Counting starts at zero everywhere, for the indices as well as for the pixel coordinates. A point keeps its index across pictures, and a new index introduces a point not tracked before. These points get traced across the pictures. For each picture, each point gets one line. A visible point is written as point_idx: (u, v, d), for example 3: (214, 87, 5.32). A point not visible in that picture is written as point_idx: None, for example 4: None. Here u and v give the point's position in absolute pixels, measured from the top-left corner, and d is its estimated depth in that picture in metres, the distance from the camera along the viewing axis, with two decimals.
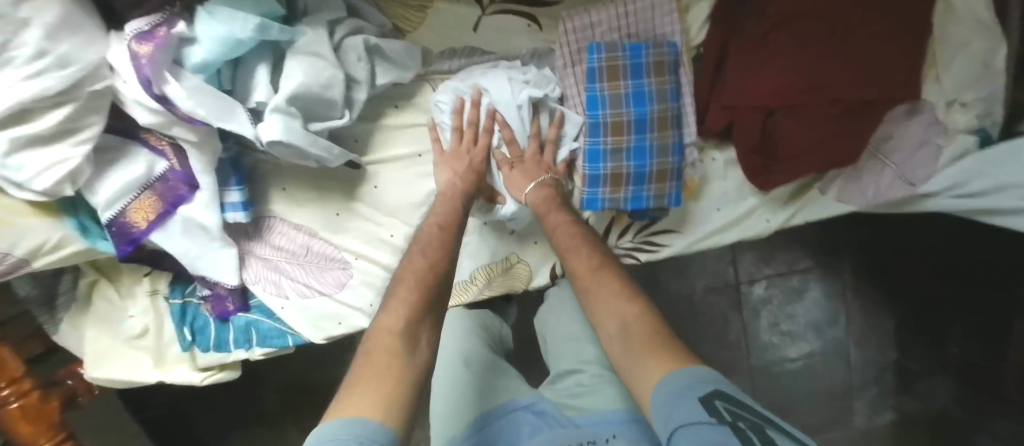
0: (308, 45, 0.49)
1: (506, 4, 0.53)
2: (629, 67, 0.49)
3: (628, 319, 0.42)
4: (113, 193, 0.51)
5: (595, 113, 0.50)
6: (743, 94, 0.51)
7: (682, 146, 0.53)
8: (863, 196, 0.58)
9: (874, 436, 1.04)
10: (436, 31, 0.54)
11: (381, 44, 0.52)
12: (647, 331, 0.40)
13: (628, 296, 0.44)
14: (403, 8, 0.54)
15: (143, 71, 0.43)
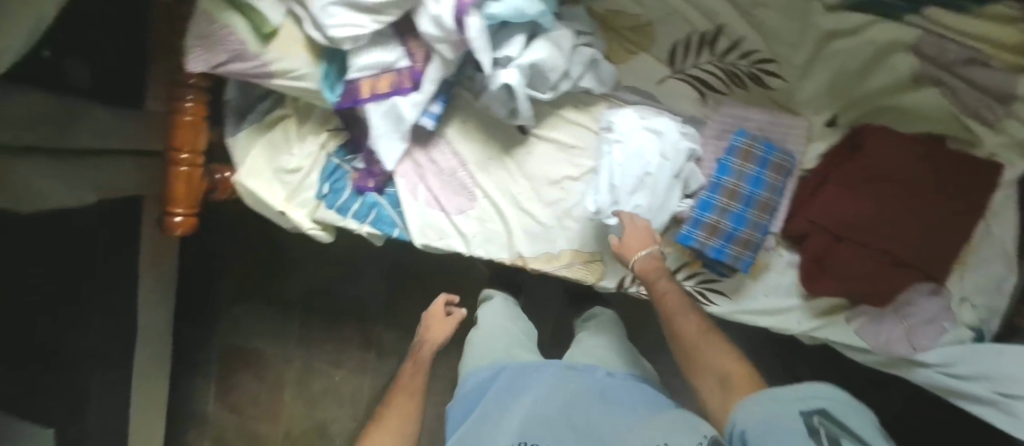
0: (557, 38, 0.66)
1: (690, 79, 0.71)
2: (759, 157, 0.66)
3: (693, 339, 0.55)
4: (369, 63, 0.68)
5: (721, 177, 0.67)
6: (828, 218, 0.67)
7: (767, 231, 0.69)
8: (876, 338, 0.73)
9: None
10: (632, 72, 0.72)
11: (601, 62, 0.69)
12: (746, 377, 0.48)
13: (727, 351, 0.52)
14: (619, 46, 0.72)
15: (463, 2, 0.60)
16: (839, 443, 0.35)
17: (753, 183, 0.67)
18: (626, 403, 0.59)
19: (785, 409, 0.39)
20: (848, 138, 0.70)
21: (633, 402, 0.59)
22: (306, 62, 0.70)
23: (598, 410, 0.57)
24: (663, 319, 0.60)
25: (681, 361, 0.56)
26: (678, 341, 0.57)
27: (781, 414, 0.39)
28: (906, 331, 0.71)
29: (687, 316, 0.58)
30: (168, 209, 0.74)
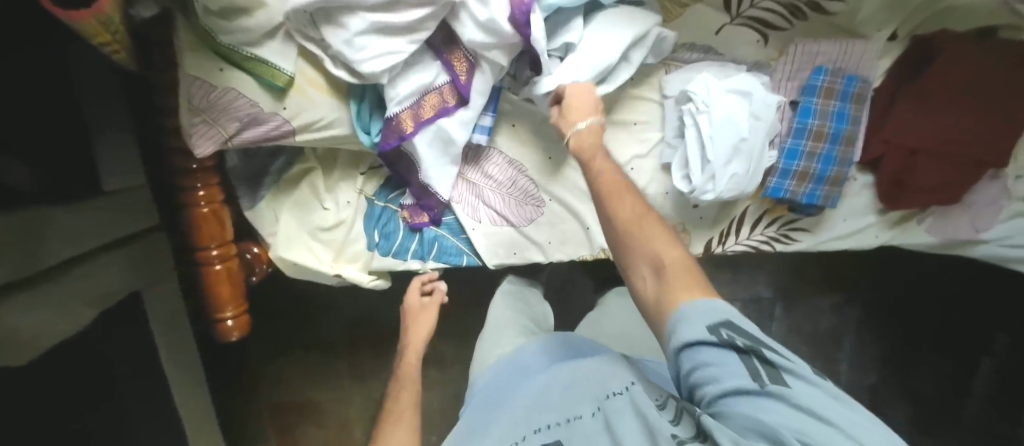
0: (620, 14, 0.59)
1: (750, 21, 0.66)
2: (841, 92, 0.65)
3: (629, 224, 0.47)
4: (408, 91, 0.57)
5: (805, 120, 0.65)
6: (903, 136, 0.68)
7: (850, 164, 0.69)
8: (943, 231, 0.78)
9: None
10: (687, 28, 0.66)
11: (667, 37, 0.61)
12: (687, 270, 0.42)
13: (672, 241, 0.45)
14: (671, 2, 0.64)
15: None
16: (766, 360, 0.35)
17: (836, 120, 0.65)
18: (591, 372, 0.54)
19: (695, 329, 0.37)
20: (913, 49, 0.69)
21: (601, 368, 0.54)
22: (332, 106, 0.57)
23: (563, 391, 0.53)
24: (596, 203, 0.51)
25: (614, 249, 0.49)
26: (612, 232, 0.48)
27: (698, 349, 0.37)
28: (970, 218, 0.77)
29: (622, 196, 0.49)
30: (216, 315, 0.62)
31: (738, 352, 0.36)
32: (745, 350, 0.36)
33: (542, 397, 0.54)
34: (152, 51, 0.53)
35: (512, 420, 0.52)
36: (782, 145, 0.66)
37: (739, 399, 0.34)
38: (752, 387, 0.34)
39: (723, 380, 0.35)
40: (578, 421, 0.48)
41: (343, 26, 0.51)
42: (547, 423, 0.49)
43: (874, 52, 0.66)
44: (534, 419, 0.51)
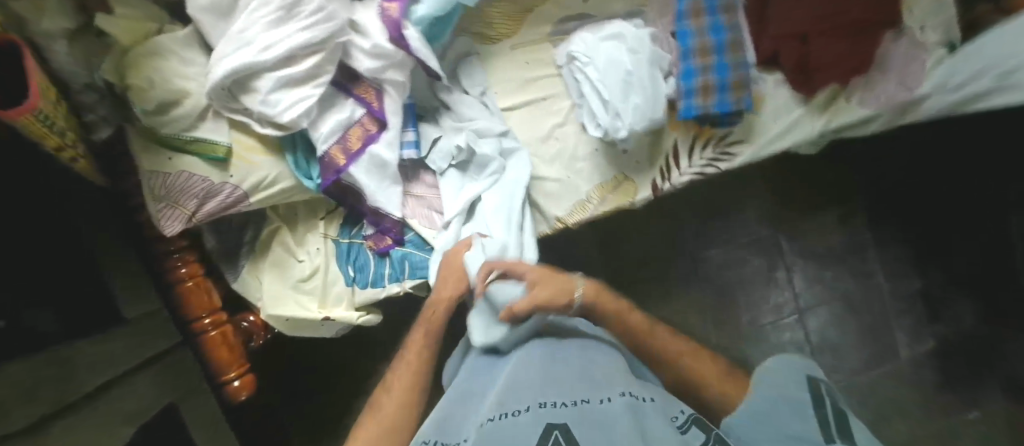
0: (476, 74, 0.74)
1: None
2: (708, 7, 0.71)
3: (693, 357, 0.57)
4: (330, 129, 0.66)
5: (686, 42, 0.70)
6: (786, 26, 0.73)
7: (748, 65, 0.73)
8: (877, 100, 0.78)
9: (921, 362, 1.21)
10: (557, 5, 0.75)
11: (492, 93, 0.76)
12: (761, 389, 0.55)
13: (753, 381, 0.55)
14: None
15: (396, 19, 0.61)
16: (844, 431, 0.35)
17: (715, 34, 0.71)
18: (598, 373, 0.46)
19: (791, 379, 0.41)
20: None
21: (612, 372, 0.47)
22: (271, 163, 0.66)
23: (568, 378, 0.45)
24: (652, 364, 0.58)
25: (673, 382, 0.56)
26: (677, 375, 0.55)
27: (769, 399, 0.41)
28: (897, 73, 0.77)
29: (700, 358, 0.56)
30: (222, 379, 0.68)
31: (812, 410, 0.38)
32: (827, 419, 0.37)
33: (546, 377, 0.45)
34: (118, 165, 0.64)
35: (508, 398, 0.43)
36: (677, 70, 0.71)
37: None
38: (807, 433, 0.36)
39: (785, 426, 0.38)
40: (586, 406, 0.40)
41: (256, 89, 0.60)
42: (552, 402, 0.41)
43: None
44: (539, 392, 0.43)
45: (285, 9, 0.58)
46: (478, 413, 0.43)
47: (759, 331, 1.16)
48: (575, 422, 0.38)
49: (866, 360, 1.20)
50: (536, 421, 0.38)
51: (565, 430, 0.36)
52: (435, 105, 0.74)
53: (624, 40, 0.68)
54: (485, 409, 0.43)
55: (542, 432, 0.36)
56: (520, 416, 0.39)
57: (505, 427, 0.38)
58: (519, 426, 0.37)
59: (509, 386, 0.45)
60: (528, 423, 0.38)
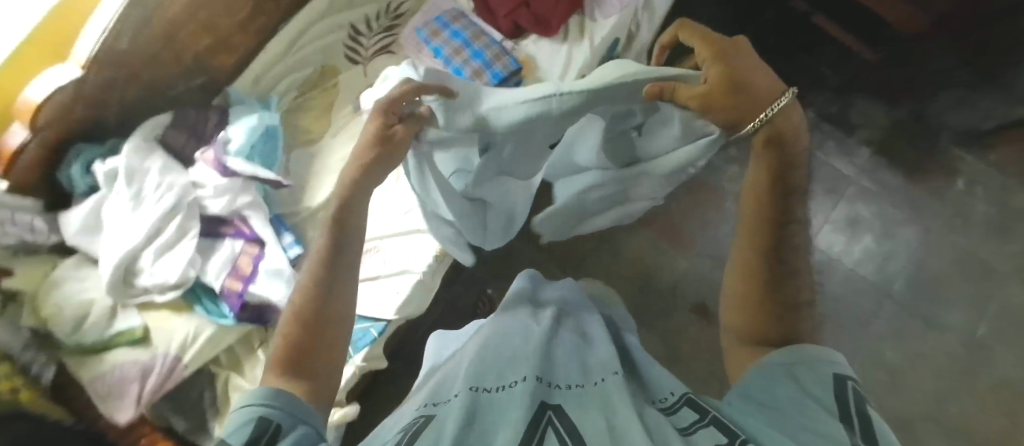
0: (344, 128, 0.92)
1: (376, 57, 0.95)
2: (439, 25, 0.92)
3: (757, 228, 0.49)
4: (219, 266, 0.78)
5: (440, 55, 0.91)
6: (509, 3, 0.93)
7: (497, 42, 0.93)
8: (613, 8, 0.94)
9: (874, 168, 1.20)
10: (350, 90, 0.94)
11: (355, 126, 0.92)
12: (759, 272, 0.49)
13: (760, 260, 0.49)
14: (323, 92, 0.94)
15: (216, 160, 0.78)
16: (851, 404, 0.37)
17: (457, 38, 0.91)
18: (587, 361, 0.49)
19: (812, 375, 0.40)
20: None
21: (604, 360, 0.49)
22: (186, 321, 0.76)
23: (564, 364, 0.47)
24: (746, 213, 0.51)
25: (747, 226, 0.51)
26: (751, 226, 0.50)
27: (789, 374, 0.41)
28: None
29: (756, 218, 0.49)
30: None
31: (837, 399, 0.37)
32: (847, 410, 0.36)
33: (541, 355, 0.47)
34: None
35: (499, 373, 0.44)
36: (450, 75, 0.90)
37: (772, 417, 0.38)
38: (821, 422, 0.35)
39: (792, 401, 0.38)
40: (583, 387, 0.42)
41: (140, 269, 0.73)
42: (547, 381, 0.42)
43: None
44: (535, 366, 0.44)
45: (135, 197, 0.73)
46: (464, 377, 0.43)
47: (711, 228, 1.23)
48: (566, 406, 0.38)
49: (823, 193, 1.21)
50: (532, 395, 0.39)
51: (556, 414, 0.37)
52: (298, 206, 0.88)
53: (390, 75, 0.88)
54: (475, 376, 0.44)
55: (535, 409, 0.37)
56: (519, 384, 0.41)
57: (485, 400, 0.39)
58: (515, 399, 0.38)
59: (506, 363, 0.46)
60: (525, 392, 0.39)
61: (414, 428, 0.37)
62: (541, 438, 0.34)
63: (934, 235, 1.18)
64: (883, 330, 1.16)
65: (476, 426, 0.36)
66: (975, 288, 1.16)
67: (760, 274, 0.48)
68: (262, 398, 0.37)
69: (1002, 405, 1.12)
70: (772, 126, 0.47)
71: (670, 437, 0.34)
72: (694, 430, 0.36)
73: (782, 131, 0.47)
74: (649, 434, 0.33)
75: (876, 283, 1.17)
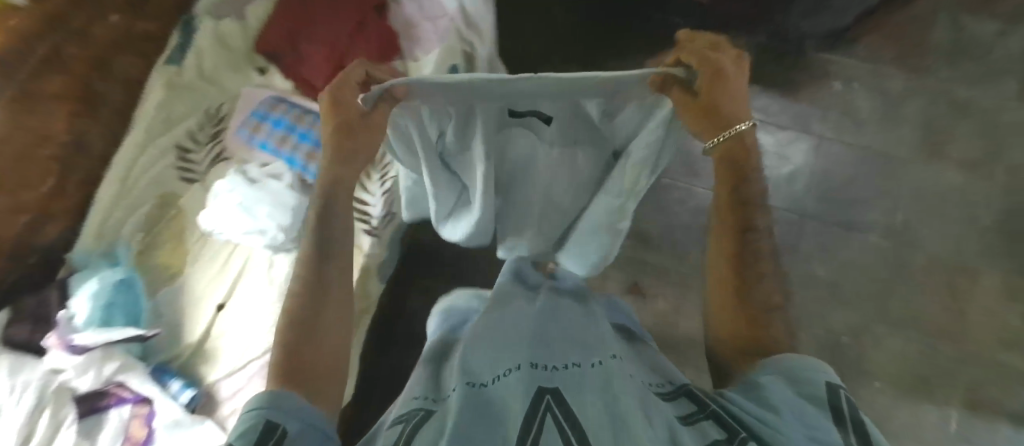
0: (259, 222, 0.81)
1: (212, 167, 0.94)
2: (257, 118, 0.89)
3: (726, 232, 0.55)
4: (110, 438, 0.76)
5: (268, 148, 0.88)
6: (323, 71, 0.89)
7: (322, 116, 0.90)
8: (432, 41, 0.92)
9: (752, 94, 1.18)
10: (196, 208, 0.93)
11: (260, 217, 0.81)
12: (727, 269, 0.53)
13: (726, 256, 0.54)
14: (171, 219, 0.93)
15: (65, 341, 0.76)
16: (852, 414, 0.37)
17: (280, 126, 0.88)
18: (584, 339, 0.53)
19: (809, 382, 0.40)
20: (275, 56, 0.94)
21: (605, 339, 0.53)
22: None
23: (563, 345, 0.51)
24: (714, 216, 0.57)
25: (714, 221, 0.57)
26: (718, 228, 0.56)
27: (788, 382, 0.41)
28: (419, 12, 0.94)
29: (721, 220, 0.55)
30: None
31: (829, 404, 0.38)
32: (842, 415, 0.37)
33: (535, 343, 0.51)
34: None
35: (489, 365, 0.48)
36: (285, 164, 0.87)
37: (773, 419, 0.38)
38: (817, 422, 0.36)
39: (790, 406, 0.38)
40: (577, 369, 0.45)
41: None
42: (542, 367, 0.46)
43: (255, 88, 0.94)
44: (528, 356, 0.48)
45: None
46: (460, 372, 0.47)
47: None
48: (564, 388, 0.42)
49: None
50: (529, 383, 0.42)
51: (555, 394, 0.40)
52: (178, 346, 0.86)
53: (219, 187, 0.84)
54: (483, 365, 0.47)
55: (534, 394, 0.40)
56: (510, 375, 0.44)
57: (484, 393, 0.42)
58: (516, 382, 0.42)
59: (506, 351, 0.49)
60: (520, 382, 0.42)
61: (415, 421, 0.40)
62: (540, 419, 0.37)
63: (831, 140, 1.15)
64: (809, 248, 1.12)
65: (486, 411, 0.39)
66: (888, 180, 1.14)
67: (722, 278, 0.54)
68: (264, 400, 0.38)
69: (941, 282, 1.10)
70: (735, 139, 0.53)
71: (675, 426, 0.37)
72: (694, 421, 0.39)
73: (737, 150, 0.54)
74: (649, 420, 0.37)
75: (791, 206, 1.14)
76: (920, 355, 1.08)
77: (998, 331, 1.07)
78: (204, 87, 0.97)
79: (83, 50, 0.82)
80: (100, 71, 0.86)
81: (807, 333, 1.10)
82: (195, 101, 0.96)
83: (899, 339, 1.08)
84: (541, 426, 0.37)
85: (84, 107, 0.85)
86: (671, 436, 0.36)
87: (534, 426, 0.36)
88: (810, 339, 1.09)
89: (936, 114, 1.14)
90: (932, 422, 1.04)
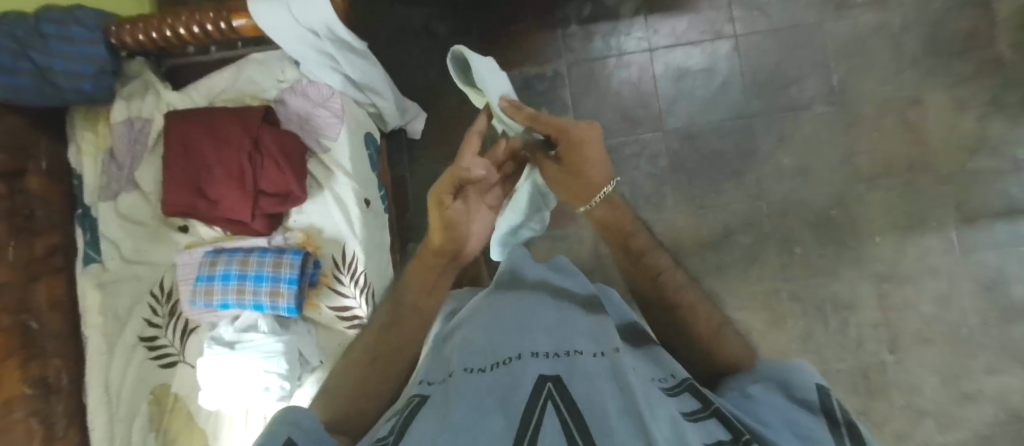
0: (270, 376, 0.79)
1: (183, 344, 0.92)
2: (203, 283, 0.85)
3: (642, 264, 0.63)
4: None
5: (228, 305, 0.85)
6: (242, 207, 0.84)
7: (267, 248, 0.87)
8: (333, 128, 0.88)
9: (657, 23, 1.15)
10: (189, 390, 0.91)
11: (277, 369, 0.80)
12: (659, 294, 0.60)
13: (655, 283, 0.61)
14: (170, 412, 0.91)
15: None
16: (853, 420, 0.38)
17: (230, 279, 0.84)
18: (584, 329, 0.50)
19: (802, 387, 0.41)
20: (177, 212, 0.86)
21: (604, 331, 0.50)
22: None
23: (563, 330, 0.49)
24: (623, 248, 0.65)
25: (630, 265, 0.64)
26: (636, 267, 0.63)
27: (783, 392, 0.42)
28: (309, 104, 0.88)
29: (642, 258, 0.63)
30: None
31: (821, 411, 0.39)
32: (836, 421, 0.38)
33: (534, 326, 0.50)
34: None
35: (492, 347, 0.47)
36: (256, 311, 0.85)
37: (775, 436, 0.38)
38: (812, 429, 0.38)
39: (785, 416, 0.39)
40: (575, 357, 0.44)
41: None
42: (544, 353, 0.44)
43: (185, 254, 0.89)
44: (528, 341, 0.46)
45: None
46: (460, 359, 0.47)
47: None
48: (567, 376, 0.40)
49: (638, 80, 1.15)
50: (533, 371, 0.41)
51: (555, 382, 0.39)
52: None
53: (206, 361, 0.82)
54: (484, 354, 0.46)
55: (536, 384, 0.39)
56: (513, 362, 0.43)
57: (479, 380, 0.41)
58: (520, 370, 0.41)
59: (506, 338, 0.48)
60: (526, 370, 0.41)
61: (413, 413, 0.41)
62: (542, 408, 0.36)
63: (746, 36, 1.15)
64: (767, 143, 1.13)
65: (484, 399, 0.38)
66: (811, 49, 1.14)
67: (653, 304, 0.61)
68: (283, 416, 0.40)
69: (896, 122, 1.11)
70: (608, 200, 0.65)
71: (677, 419, 0.36)
72: (699, 416, 0.39)
73: (608, 216, 0.66)
74: (647, 412, 0.35)
75: (736, 114, 1.13)
76: (908, 196, 1.10)
77: (962, 143, 1.09)
78: (136, 272, 0.92)
79: (6, 302, 0.76)
80: (31, 311, 0.81)
81: (798, 222, 1.11)
82: (133, 288, 0.91)
83: (880, 191, 1.10)
84: (541, 414, 0.36)
85: (33, 350, 0.80)
86: (677, 434, 0.34)
87: (534, 418, 0.35)
88: (803, 226, 1.11)
89: None
90: (936, 251, 1.08)
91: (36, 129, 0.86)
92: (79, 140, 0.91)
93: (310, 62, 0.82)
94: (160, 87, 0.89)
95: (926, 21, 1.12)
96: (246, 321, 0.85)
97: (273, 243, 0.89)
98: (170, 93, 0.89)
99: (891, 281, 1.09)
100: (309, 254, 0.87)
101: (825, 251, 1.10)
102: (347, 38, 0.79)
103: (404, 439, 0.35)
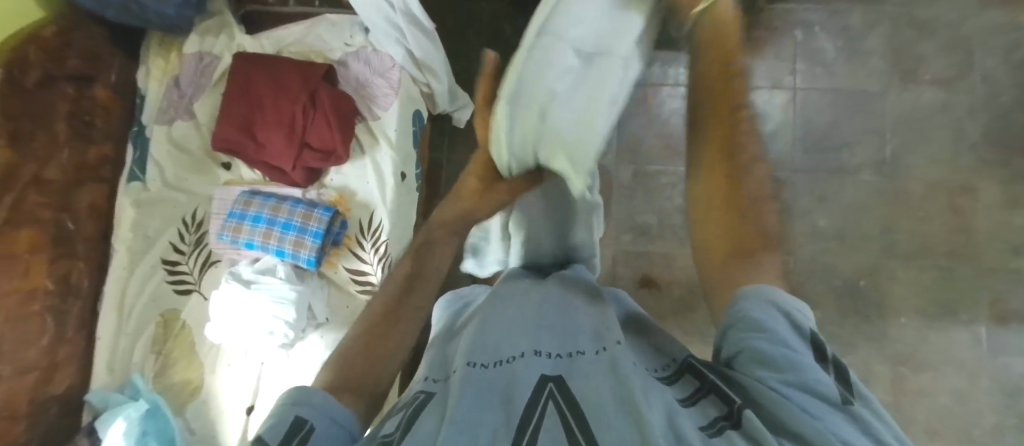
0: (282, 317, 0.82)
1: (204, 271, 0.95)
2: (232, 220, 0.87)
3: None
4: None
5: (251, 245, 0.88)
6: (287, 156, 0.88)
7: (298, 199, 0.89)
8: (387, 96, 0.90)
9: None
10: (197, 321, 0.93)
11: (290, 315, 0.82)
12: None
13: None
14: (172, 339, 0.92)
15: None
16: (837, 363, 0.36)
17: (260, 222, 0.86)
18: (591, 323, 0.48)
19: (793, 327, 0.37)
20: (222, 147, 0.89)
21: (609, 321, 0.47)
22: None
23: (567, 328, 0.47)
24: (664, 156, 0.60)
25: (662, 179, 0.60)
26: None
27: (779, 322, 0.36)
28: (368, 71, 0.90)
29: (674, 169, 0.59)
30: None
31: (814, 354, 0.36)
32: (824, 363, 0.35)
33: (537, 326, 0.47)
34: None
35: (493, 341, 0.45)
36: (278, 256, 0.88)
37: (770, 373, 0.34)
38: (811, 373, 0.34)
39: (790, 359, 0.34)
40: (579, 357, 0.42)
41: None
42: (546, 354, 0.43)
43: (223, 193, 0.93)
44: (534, 340, 0.45)
45: None
46: (462, 348, 0.44)
47: (613, 208, 1.14)
48: (568, 377, 0.39)
49: None
50: (534, 372, 0.39)
51: (557, 382, 0.37)
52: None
53: (222, 293, 0.84)
54: (490, 344, 0.44)
55: (536, 383, 0.37)
56: (518, 360, 0.41)
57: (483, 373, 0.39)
58: (523, 366, 0.40)
59: (506, 332, 0.46)
60: (527, 370, 0.39)
61: (417, 404, 0.39)
62: (541, 411, 0.34)
63: (803, 90, 1.14)
64: (805, 201, 1.11)
65: (481, 395, 0.36)
66: (866, 117, 1.12)
67: None
68: (291, 396, 0.37)
69: (942, 205, 1.09)
70: None
71: (675, 410, 0.33)
72: (694, 401, 0.36)
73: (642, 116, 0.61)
74: (648, 400, 0.34)
75: (778, 165, 1.13)
76: (940, 282, 1.07)
77: (1007, 240, 1.06)
78: (175, 196, 0.95)
79: (45, 197, 0.79)
80: (67, 211, 0.84)
81: (823, 286, 1.09)
82: (167, 212, 0.95)
83: (912, 271, 1.08)
84: (541, 416, 0.34)
85: (63, 249, 0.83)
86: (672, 420, 0.32)
87: (534, 420, 0.33)
88: (826, 291, 1.09)
89: (900, 41, 1.13)
90: (962, 344, 1.05)
91: (112, 44, 0.90)
92: (149, 64, 0.96)
93: (380, 31, 0.85)
94: (234, 30, 0.94)
95: (991, 110, 1.10)
96: (268, 263, 0.88)
97: (306, 195, 0.91)
98: (241, 36, 0.93)
99: (908, 366, 1.05)
100: (338, 213, 0.89)
101: (845, 320, 1.07)
102: (416, 13, 0.83)
103: (402, 438, 0.33)
